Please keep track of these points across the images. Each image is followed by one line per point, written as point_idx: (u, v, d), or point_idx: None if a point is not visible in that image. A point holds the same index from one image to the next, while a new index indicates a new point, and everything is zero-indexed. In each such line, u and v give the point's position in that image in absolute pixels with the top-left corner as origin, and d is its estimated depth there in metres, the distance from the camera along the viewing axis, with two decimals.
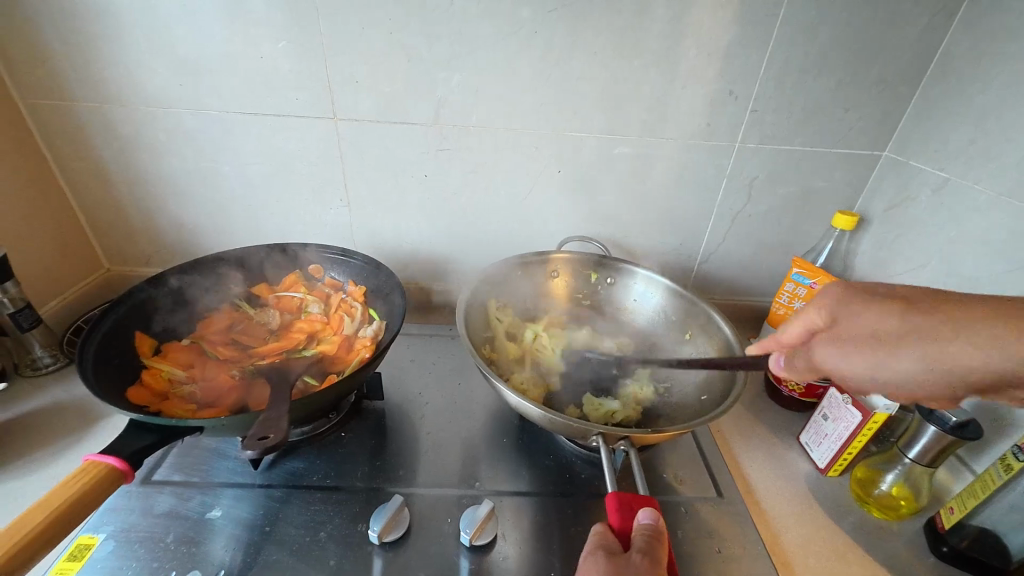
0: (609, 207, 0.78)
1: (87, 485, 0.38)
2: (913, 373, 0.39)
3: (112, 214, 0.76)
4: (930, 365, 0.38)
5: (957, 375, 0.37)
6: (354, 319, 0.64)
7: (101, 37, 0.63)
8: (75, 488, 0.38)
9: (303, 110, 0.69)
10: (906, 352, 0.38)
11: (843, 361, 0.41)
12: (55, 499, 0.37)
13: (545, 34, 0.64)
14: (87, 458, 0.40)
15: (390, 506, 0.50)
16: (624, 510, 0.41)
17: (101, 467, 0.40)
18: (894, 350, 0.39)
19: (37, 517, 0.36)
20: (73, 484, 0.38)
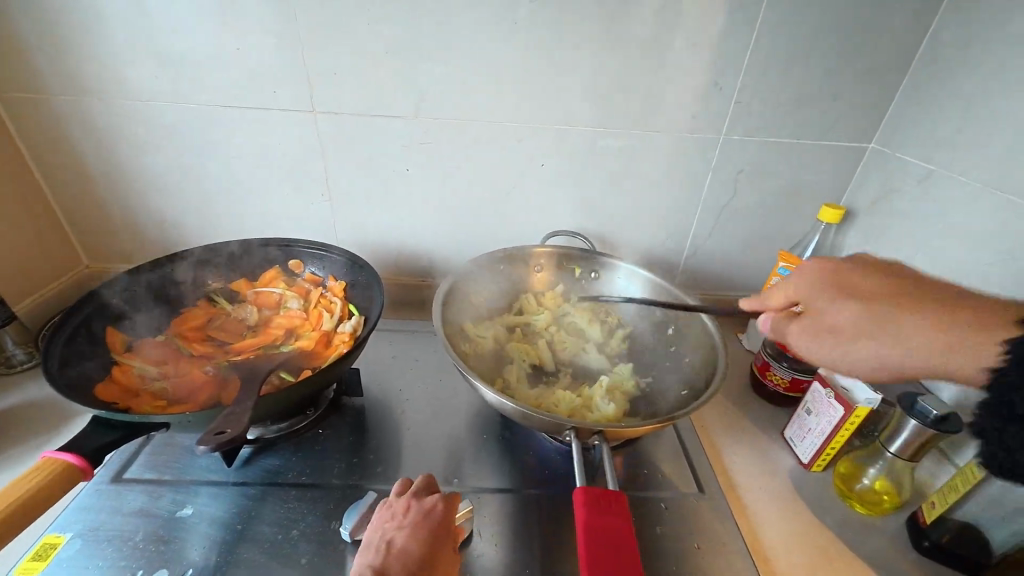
0: (594, 201, 0.77)
1: (44, 482, 0.38)
2: (873, 355, 0.41)
3: (90, 209, 0.75)
4: (884, 353, 0.40)
5: (891, 372, 0.41)
6: (334, 314, 0.63)
7: (75, 27, 0.62)
8: (27, 487, 0.38)
9: (282, 103, 0.68)
10: (854, 314, 0.41)
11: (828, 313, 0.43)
12: (12, 495, 0.37)
13: (528, 24, 0.63)
14: (46, 454, 0.40)
15: (364, 504, 0.50)
16: (592, 503, 0.39)
17: (58, 463, 0.39)
18: (851, 347, 0.42)
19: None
20: (25, 482, 0.38)
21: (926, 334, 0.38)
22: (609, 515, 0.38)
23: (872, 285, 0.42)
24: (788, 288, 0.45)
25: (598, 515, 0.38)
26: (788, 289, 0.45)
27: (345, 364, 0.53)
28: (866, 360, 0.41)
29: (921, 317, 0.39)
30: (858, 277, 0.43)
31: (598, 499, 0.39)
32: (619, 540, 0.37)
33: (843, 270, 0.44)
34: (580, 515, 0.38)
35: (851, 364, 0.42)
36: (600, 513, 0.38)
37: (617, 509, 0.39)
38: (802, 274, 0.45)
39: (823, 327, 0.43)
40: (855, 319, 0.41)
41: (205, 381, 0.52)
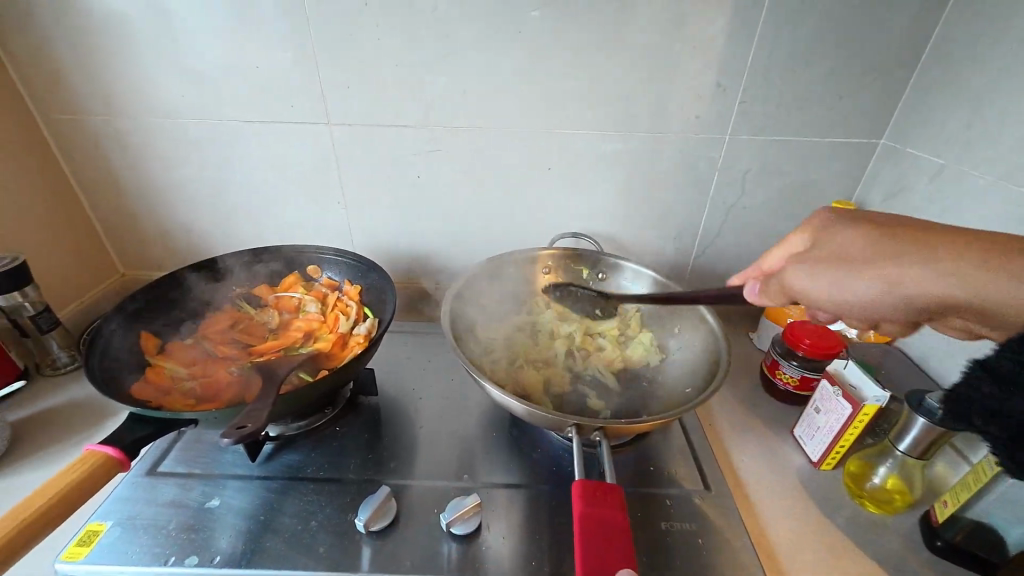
0: (601, 203, 0.78)
1: (87, 472, 0.41)
2: (866, 289, 0.38)
3: (125, 221, 0.80)
4: (912, 278, 0.36)
5: (913, 300, 0.37)
6: (349, 317, 0.65)
7: (109, 52, 0.66)
8: (74, 477, 0.41)
9: (299, 117, 0.71)
10: (856, 239, 0.40)
11: (844, 238, 0.40)
12: (57, 484, 0.40)
13: (530, 33, 0.65)
14: (87, 448, 0.44)
15: (378, 497, 0.52)
16: (589, 495, 0.40)
17: (99, 455, 0.43)
18: (865, 271, 0.38)
19: (40, 501, 0.39)
20: (72, 473, 0.41)
21: (979, 280, 0.34)
22: (605, 507, 0.40)
23: (950, 241, 0.36)
24: (793, 243, 0.45)
25: (593, 507, 0.40)
26: (783, 250, 0.45)
27: (358, 365, 0.56)
28: (880, 302, 0.38)
29: (975, 259, 0.34)
30: (904, 228, 0.38)
31: (595, 492, 0.41)
32: (616, 531, 0.38)
33: (886, 228, 0.39)
34: (576, 507, 0.40)
35: (852, 297, 0.39)
36: (595, 505, 0.40)
37: (614, 502, 0.40)
38: (823, 233, 0.42)
39: (834, 260, 0.40)
40: (859, 248, 0.39)
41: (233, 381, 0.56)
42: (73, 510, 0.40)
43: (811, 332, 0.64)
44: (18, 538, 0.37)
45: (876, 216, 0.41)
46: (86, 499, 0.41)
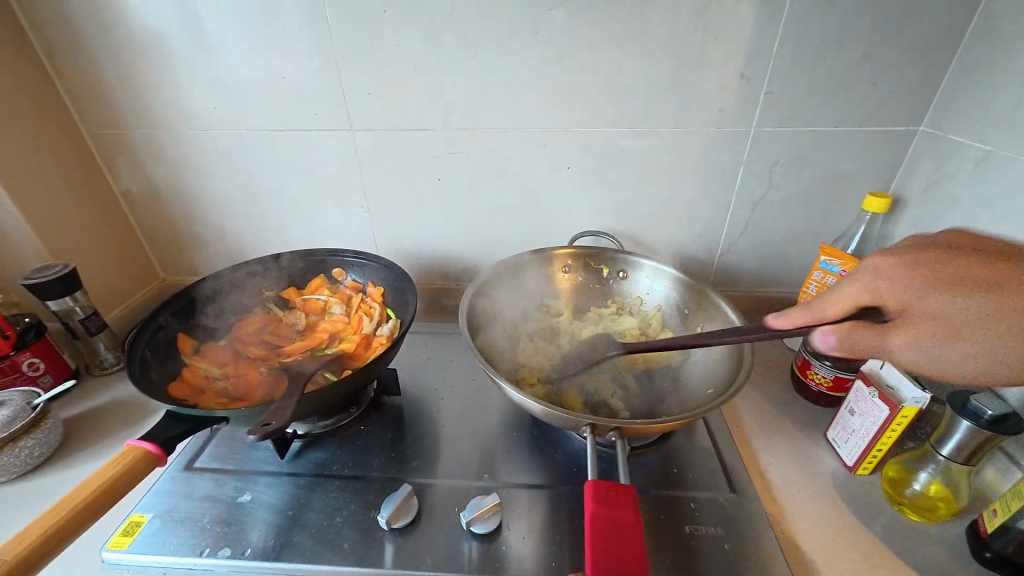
0: (622, 201, 0.77)
1: (127, 465, 0.44)
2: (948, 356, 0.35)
3: (165, 229, 0.85)
4: (955, 353, 0.35)
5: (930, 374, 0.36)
6: (373, 319, 0.67)
7: (148, 69, 0.70)
8: (116, 472, 0.43)
9: (323, 124, 0.73)
10: (956, 303, 0.35)
11: (942, 306, 0.35)
12: (101, 476, 0.43)
13: (547, 31, 0.65)
14: (130, 442, 0.46)
15: (400, 494, 0.53)
16: (601, 495, 0.40)
17: (139, 450, 0.45)
18: (888, 334, 0.37)
19: (86, 491, 0.41)
20: (114, 467, 0.43)
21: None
22: (618, 508, 0.39)
23: (956, 295, 0.35)
24: (851, 294, 0.39)
25: (605, 506, 0.39)
26: (852, 294, 0.39)
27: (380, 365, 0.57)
28: (942, 362, 0.35)
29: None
30: (958, 266, 0.36)
31: (608, 492, 0.40)
32: (628, 532, 0.38)
33: (932, 265, 0.36)
34: (588, 507, 0.39)
35: (936, 362, 0.36)
36: (608, 505, 0.39)
37: (628, 503, 0.39)
38: (869, 274, 0.38)
39: (932, 330, 0.35)
40: (953, 308, 0.35)
41: (263, 381, 0.58)
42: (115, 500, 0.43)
43: None
44: (64, 528, 0.39)
45: (966, 252, 0.36)
46: (126, 490, 0.43)
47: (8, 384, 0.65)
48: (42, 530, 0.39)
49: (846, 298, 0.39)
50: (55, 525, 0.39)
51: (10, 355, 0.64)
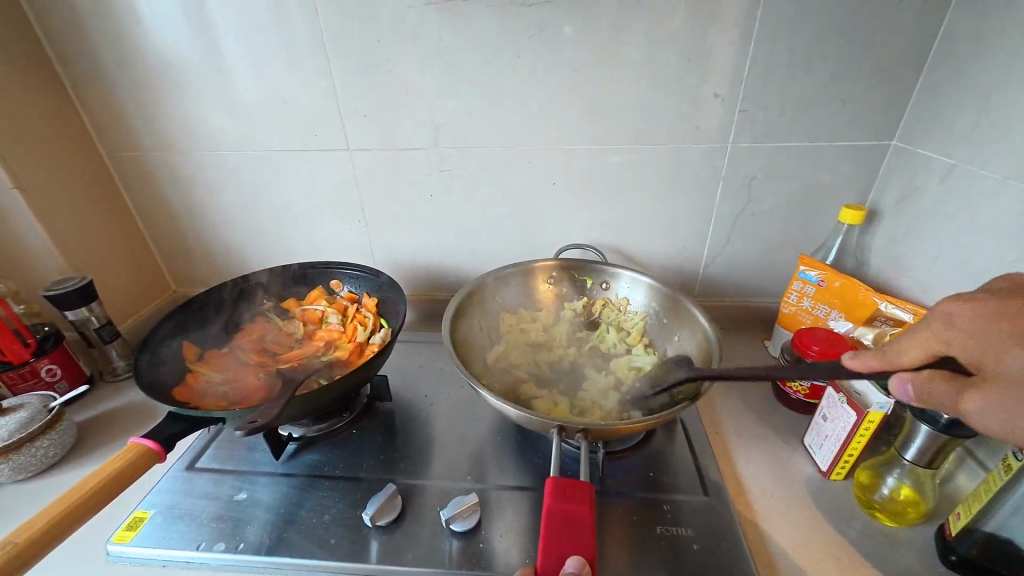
0: (607, 215, 0.80)
1: (129, 460, 0.47)
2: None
3: (175, 244, 0.90)
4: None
5: None
6: (366, 328, 0.71)
7: (163, 97, 0.76)
8: (119, 464, 0.47)
9: (323, 144, 0.78)
10: None
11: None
12: (104, 469, 0.46)
13: (529, 57, 0.69)
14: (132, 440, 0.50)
15: (384, 494, 0.56)
16: (559, 491, 0.42)
17: (139, 446, 0.48)
18: None
19: (90, 483, 0.45)
20: (117, 461, 0.47)
21: None
22: (572, 502, 0.41)
23: None
24: (925, 339, 0.37)
25: (561, 501, 0.41)
26: (923, 340, 0.37)
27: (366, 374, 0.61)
28: None
29: None
30: None
31: (565, 488, 0.42)
32: (582, 524, 0.40)
33: None
34: (546, 502, 0.41)
35: None
36: (565, 500, 0.41)
37: (584, 497, 0.42)
38: (941, 323, 0.36)
39: (1016, 391, 0.32)
40: None
41: (256, 390, 0.62)
42: (119, 491, 0.46)
43: (820, 340, 0.64)
44: (74, 513, 0.43)
45: (1001, 307, 0.35)
46: (129, 482, 0.47)
47: (28, 389, 0.69)
48: (54, 514, 0.42)
49: (919, 343, 0.37)
50: (65, 510, 0.43)
51: (30, 361, 0.68)
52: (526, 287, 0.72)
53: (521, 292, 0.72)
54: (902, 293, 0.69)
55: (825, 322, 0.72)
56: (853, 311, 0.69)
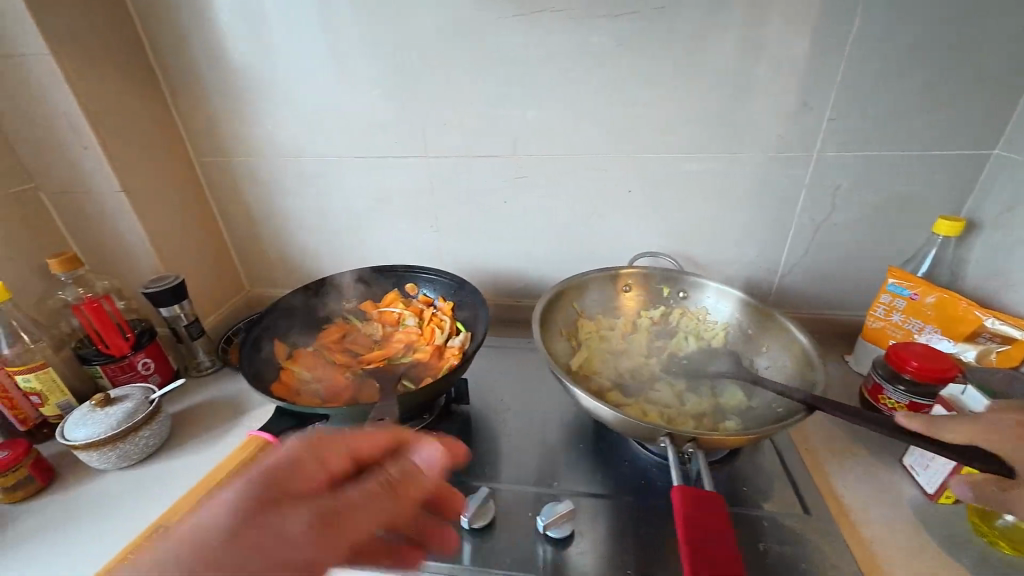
0: (681, 223, 0.79)
1: None
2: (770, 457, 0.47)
3: (253, 246, 0.93)
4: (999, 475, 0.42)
5: None
6: (443, 331, 0.72)
7: (254, 106, 0.79)
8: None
9: (402, 152, 0.80)
10: None
11: None
12: None
13: (612, 67, 0.69)
14: None
15: (476, 498, 0.56)
16: (687, 501, 0.42)
17: None
18: None
19: None
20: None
21: None
22: (704, 511, 0.41)
23: None
24: (977, 437, 0.47)
25: (692, 510, 0.41)
26: (978, 441, 0.47)
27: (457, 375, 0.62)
28: None
29: None
30: None
31: (693, 498, 0.42)
32: (720, 534, 0.39)
33: None
34: (677, 512, 0.41)
35: None
36: (695, 509, 0.41)
37: (714, 508, 0.41)
38: (993, 431, 0.47)
39: None
40: None
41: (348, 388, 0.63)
42: None
43: (919, 355, 0.61)
44: None
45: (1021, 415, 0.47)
46: None
47: (125, 381, 0.73)
48: None
49: (973, 439, 0.47)
50: None
51: (129, 355, 0.72)
52: (605, 293, 0.72)
53: (599, 298, 0.72)
54: (1004, 309, 0.66)
55: (918, 338, 0.69)
56: (953, 327, 0.65)
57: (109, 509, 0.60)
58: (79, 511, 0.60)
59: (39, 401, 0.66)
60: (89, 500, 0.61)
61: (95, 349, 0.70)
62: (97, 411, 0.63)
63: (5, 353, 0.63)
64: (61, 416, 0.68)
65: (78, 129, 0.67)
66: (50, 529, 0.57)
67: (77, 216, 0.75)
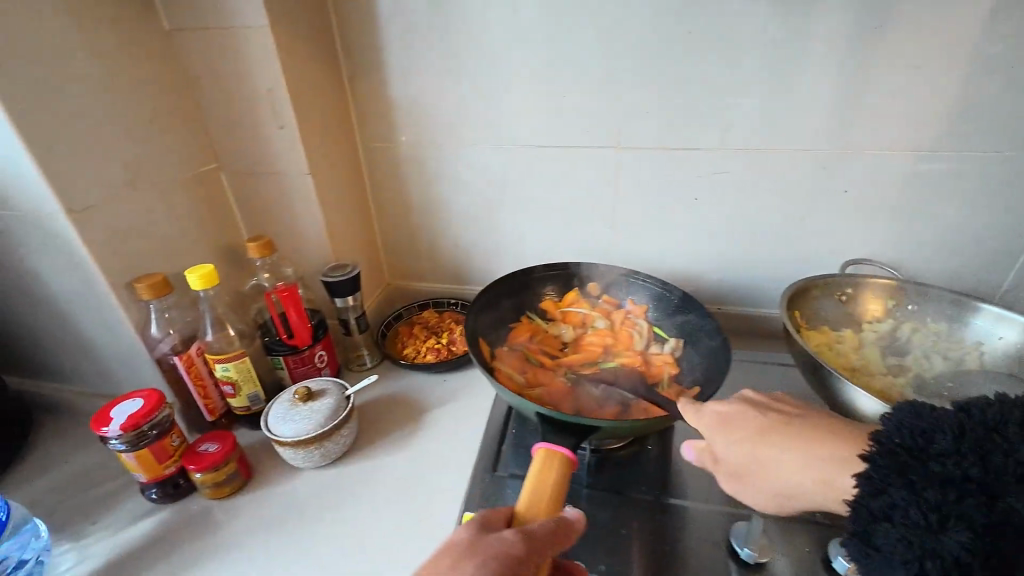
0: (900, 229, 0.71)
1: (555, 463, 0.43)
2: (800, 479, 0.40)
3: (404, 237, 0.89)
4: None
5: None
6: (643, 336, 0.68)
7: (434, 88, 0.74)
8: (554, 477, 0.42)
9: (592, 141, 0.73)
10: None
11: None
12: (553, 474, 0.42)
13: (864, 50, 0.61)
14: (538, 448, 0.45)
15: (748, 529, 0.53)
16: None
17: (557, 456, 0.44)
18: None
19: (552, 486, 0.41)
20: (548, 473, 0.42)
21: None
22: None
23: None
24: None
25: None
26: None
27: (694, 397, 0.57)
28: None
29: None
30: None
31: None
32: None
33: None
34: None
35: None
36: None
37: None
38: None
39: None
40: None
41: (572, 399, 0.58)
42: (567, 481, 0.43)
43: None
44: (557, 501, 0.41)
45: None
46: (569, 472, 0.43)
47: (303, 374, 0.69)
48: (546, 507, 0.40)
49: None
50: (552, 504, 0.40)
51: (309, 347, 0.68)
52: (828, 300, 0.66)
53: (823, 308, 0.67)
54: None
55: None
56: None
57: (319, 512, 0.56)
58: (288, 511, 0.57)
59: (232, 392, 0.63)
60: (293, 500, 0.58)
61: (278, 338, 0.66)
62: (301, 405, 0.59)
63: (207, 338, 0.61)
64: (248, 408, 0.65)
65: (277, 106, 0.63)
66: (264, 530, 0.55)
67: (253, 200, 0.71)
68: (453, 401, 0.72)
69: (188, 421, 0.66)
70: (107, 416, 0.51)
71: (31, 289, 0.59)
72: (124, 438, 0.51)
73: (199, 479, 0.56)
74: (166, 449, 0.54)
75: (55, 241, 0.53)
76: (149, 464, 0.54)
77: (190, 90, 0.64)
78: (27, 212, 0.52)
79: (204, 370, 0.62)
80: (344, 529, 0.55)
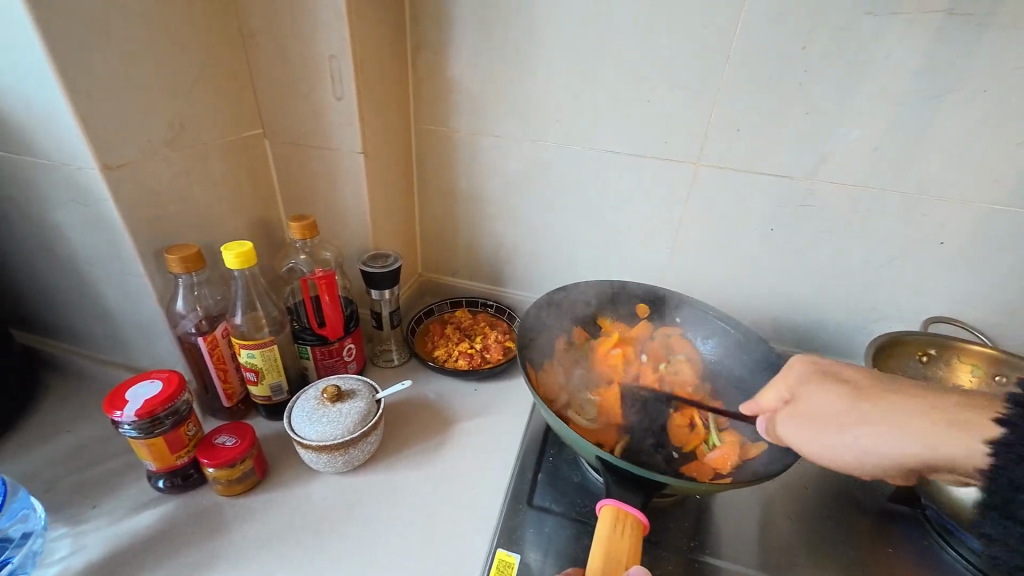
0: (993, 290, 0.65)
1: (624, 521, 0.44)
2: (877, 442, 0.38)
3: (446, 229, 0.84)
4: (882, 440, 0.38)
5: None
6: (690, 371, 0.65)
7: (506, 76, 0.68)
8: (625, 538, 0.43)
9: (668, 154, 0.67)
10: None
11: None
12: (622, 540, 0.43)
13: (1001, 93, 0.53)
14: (603, 503, 0.46)
15: None
16: None
17: (627, 516, 0.44)
18: None
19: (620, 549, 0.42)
20: (620, 532, 0.43)
21: None
22: None
23: None
24: None
25: None
26: None
27: (756, 451, 0.55)
28: None
29: None
30: None
31: None
32: None
33: None
34: None
35: None
36: None
37: None
38: None
39: None
40: None
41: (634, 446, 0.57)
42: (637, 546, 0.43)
43: None
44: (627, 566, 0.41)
45: None
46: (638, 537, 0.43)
47: (329, 367, 0.64)
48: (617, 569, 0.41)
49: None
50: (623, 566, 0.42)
51: (340, 339, 0.62)
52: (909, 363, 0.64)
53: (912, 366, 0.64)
54: None
55: None
56: None
57: (336, 524, 0.52)
58: (303, 519, 0.52)
59: (254, 379, 0.58)
60: (309, 506, 0.54)
61: (309, 327, 0.61)
62: (328, 406, 0.54)
63: (234, 321, 0.56)
64: (268, 398, 0.60)
65: (339, 74, 0.57)
66: (277, 538, 0.50)
67: (297, 172, 0.66)
68: (483, 414, 0.67)
69: (205, 402, 0.61)
70: (121, 399, 0.47)
71: (52, 246, 0.54)
72: (137, 425, 0.46)
73: (211, 474, 0.51)
74: (180, 438, 0.50)
75: (85, 198, 0.48)
76: (160, 453, 0.49)
77: (245, 44, 0.59)
78: (59, 163, 0.47)
79: (227, 354, 0.57)
80: (362, 547, 0.50)
